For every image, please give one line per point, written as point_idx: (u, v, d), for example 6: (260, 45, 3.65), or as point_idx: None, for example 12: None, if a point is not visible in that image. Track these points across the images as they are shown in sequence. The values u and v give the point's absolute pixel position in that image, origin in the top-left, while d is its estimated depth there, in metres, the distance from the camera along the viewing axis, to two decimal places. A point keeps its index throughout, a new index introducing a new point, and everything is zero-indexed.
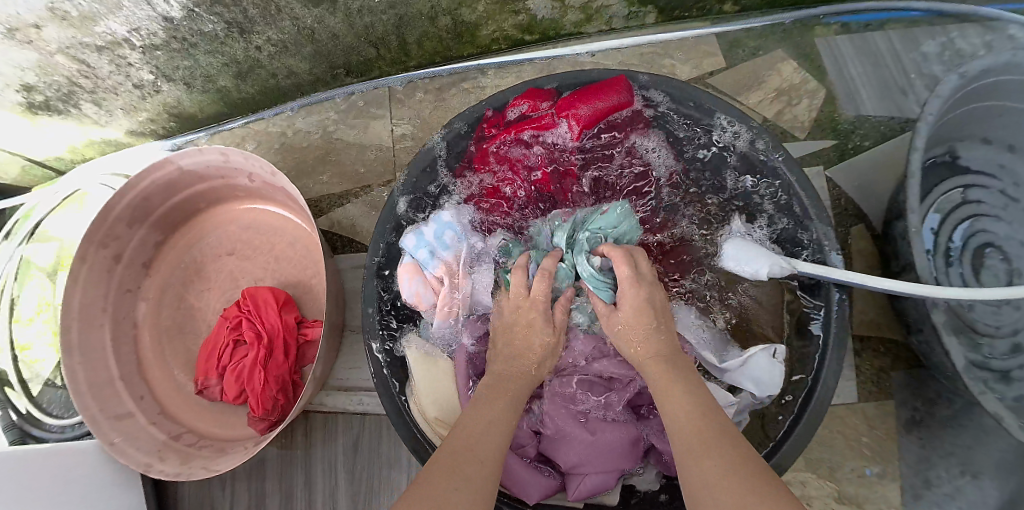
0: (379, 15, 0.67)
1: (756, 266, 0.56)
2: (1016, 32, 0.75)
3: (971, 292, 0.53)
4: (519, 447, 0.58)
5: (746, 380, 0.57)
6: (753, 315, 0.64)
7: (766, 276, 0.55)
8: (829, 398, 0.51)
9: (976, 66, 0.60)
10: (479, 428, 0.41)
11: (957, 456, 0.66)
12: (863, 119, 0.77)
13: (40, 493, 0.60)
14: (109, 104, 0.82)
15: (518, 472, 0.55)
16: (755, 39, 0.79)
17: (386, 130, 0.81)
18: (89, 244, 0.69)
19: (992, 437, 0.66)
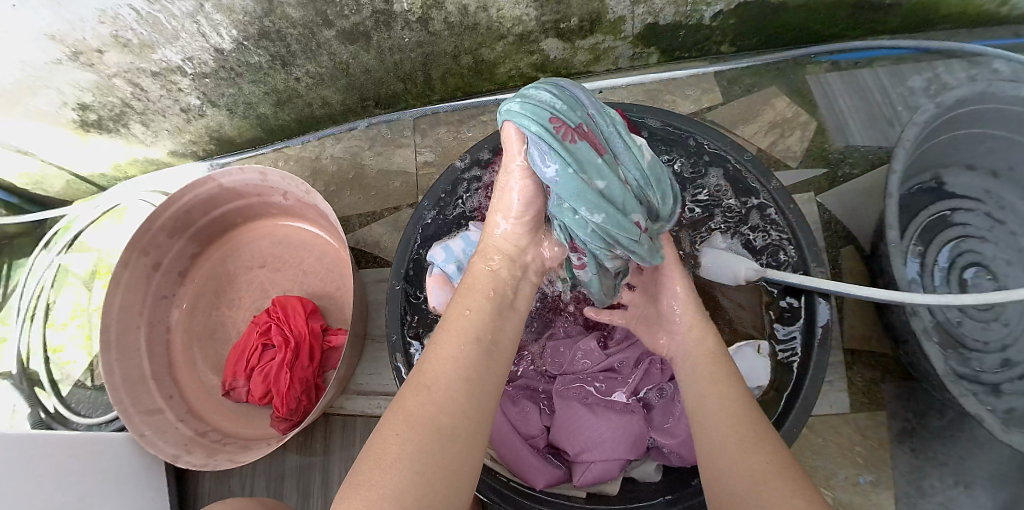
0: (408, 53, 0.75)
1: (733, 270, 0.64)
2: (999, 66, 0.81)
3: (947, 299, 0.58)
4: (529, 437, 0.62)
5: None
6: (737, 318, 0.69)
7: (744, 277, 0.63)
8: (816, 392, 0.54)
9: (950, 97, 0.66)
10: (426, 384, 0.37)
11: (950, 467, 0.69)
12: (852, 149, 0.83)
13: (70, 479, 0.64)
14: (156, 125, 0.89)
15: (530, 456, 0.58)
16: (750, 78, 0.86)
17: (410, 157, 0.87)
18: (132, 252, 0.75)
19: (983, 448, 0.69)
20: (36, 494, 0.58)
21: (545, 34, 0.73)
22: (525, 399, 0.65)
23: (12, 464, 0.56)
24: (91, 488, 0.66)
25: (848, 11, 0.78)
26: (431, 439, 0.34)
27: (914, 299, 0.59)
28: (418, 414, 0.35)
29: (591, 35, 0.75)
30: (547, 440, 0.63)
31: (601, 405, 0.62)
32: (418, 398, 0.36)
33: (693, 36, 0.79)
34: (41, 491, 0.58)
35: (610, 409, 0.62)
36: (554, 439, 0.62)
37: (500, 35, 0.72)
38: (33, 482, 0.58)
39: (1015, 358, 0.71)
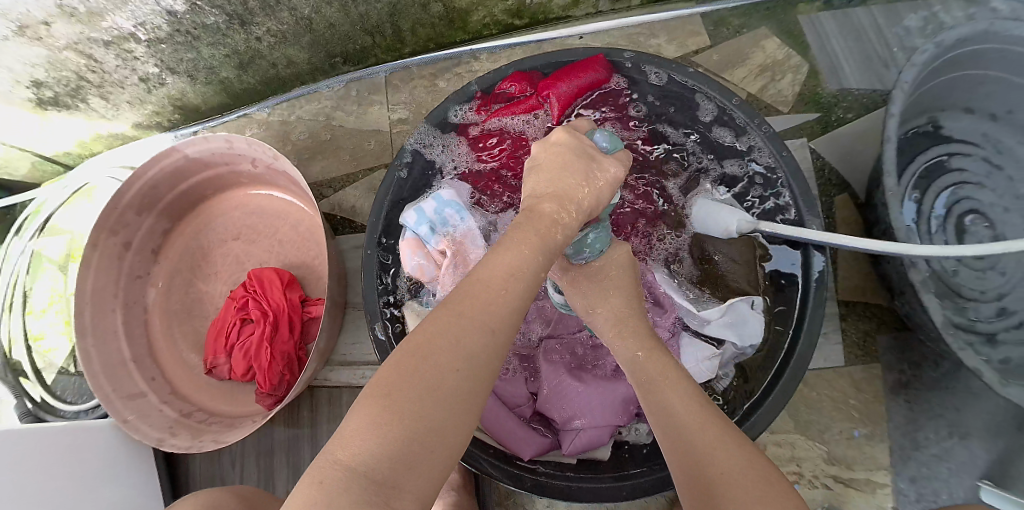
0: (373, 3, 0.70)
1: (726, 224, 0.60)
2: (997, 5, 0.77)
3: (945, 250, 0.55)
4: (516, 406, 0.61)
5: (725, 334, 0.60)
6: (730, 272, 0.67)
7: (736, 231, 0.59)
8: (809, 355, 0.51)
9: (950, 35, 0.62)
10: (493, 324, 0.33)
11: (945, 418, 0.68)
12: (846, 92, 0.79)
13: (58, 466, 0.63)
14: (116, 98, 0.84)
15: (516, 427, 0.57)
16: (739, 18, 0.81)
17: (383, 116, 0.83)
18: (100, 232, 0.72)
19: (978, 398, 0.68)
20: (31, 482, 0.58)
21: None
22: (513, 371, 0.64)
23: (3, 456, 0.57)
24: (81, 475, 0.65)
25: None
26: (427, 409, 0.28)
27: (913, 250, 0.56)
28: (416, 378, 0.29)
29: None
30: (534, 408, 0.61)
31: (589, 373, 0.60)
32: (477, 333, 0.32)
33: None
34: (32, 480, 0.58)
35: (594, 375, 0.60)
36: (541, 407, 0.60)
37: None
38: (27, 471, 0.58)
39: (1011, 306, 0.70)
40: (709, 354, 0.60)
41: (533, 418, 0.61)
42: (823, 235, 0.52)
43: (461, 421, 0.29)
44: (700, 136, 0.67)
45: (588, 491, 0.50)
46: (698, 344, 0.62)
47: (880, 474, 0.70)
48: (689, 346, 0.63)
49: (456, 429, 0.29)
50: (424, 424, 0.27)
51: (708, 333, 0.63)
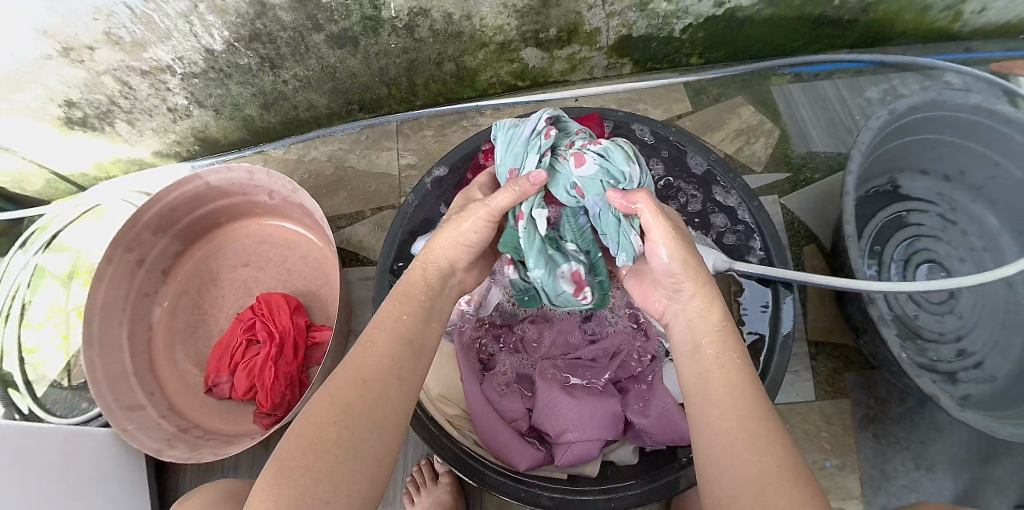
0: (394, 58, 0.78)
1: (703, 262, 0.67)
2: (951, 79, 0.89)
3: (897, 286, 0.64)
4: (514, 421, 0.65)
5: None
6: None
7: (714, 268, 0.66)
8: (784, 372, 0.59)
9: (903, 103, 0.72)
10: (365, 376, 0.38)
11: (912, 450, 0.75)
12: (813, 154, 0.89)
13: (55, 475, 0.64)
14: (141, 124, 0.89)
15: (513, 439, 0.61)
16: (718, 88, 0.92)
17: (392, 160, 0.88)
18: (118, 247, 0.77)
19: (942, 432, 0.75)
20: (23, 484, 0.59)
21: (525, 43, 0.79)
22: (510, 389, 0.68)
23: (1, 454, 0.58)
24: (73, 487, 0.66)
25: (806, 24, 0.86)
26: (313, 461, 0.32)
27: (866, 286, 0.65)
28: (303, 441, 0.33)
29: (569, 45, 0.81)
30: (530, 423, 0.66)
31: (582, 389, 0.65)
32: (356, 390, 0.37)
33: (664, 45, 0.86)
34: (33, 486, 0.60)
35: (586, 391, 0.65)
36: (536, 422, 0.65)
37: (482, 43, 0.77)
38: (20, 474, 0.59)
39: (970, 348, 0.77)
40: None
41: (529, 433, 0.65)
42: (790, 273, 0.62)
43: (354, 472, 0.33)
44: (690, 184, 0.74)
45: (581, 502, 0.55)
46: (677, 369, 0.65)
47: (853, 505, 0.74)
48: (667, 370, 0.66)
49: (352, 480, 0.33)
50: (326, 488, 0.32)
51: None
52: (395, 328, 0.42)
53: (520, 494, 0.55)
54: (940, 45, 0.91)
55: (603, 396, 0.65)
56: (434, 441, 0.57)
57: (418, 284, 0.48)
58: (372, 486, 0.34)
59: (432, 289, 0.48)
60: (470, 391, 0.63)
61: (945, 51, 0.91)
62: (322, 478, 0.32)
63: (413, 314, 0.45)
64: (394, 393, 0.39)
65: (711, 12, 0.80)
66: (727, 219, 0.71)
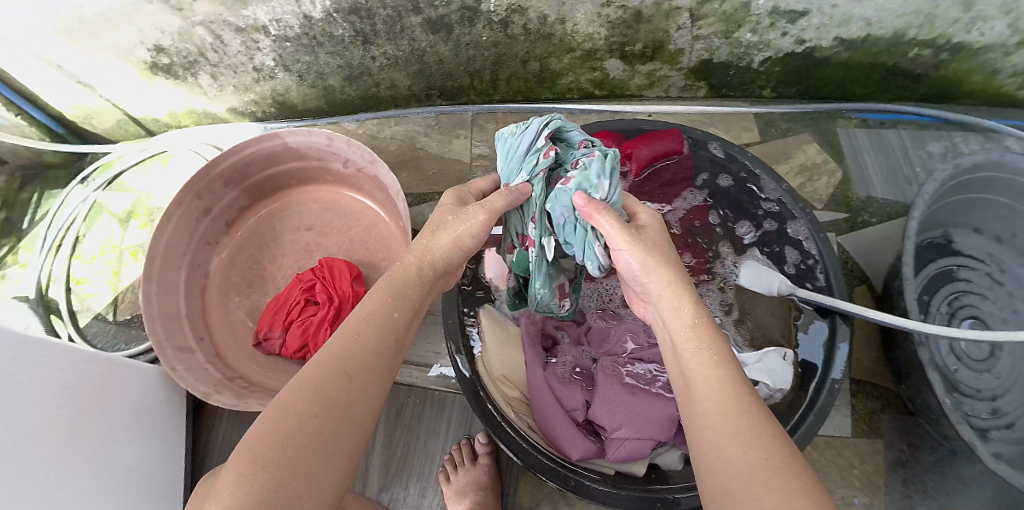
0: (482, 51, 0.80)
1: (768, 285, 0.71)
2: (1012, 144, 0.89)
3: (947, 330, 0.65)
4: (571, 410, 0.67)
5: (759, 373, 0.69)
6: (767, 328, 0.75)
7: (777, 291, 0.70)
8: (833, 400, 0.61)
9: (968, 160, 0.74)
10: (345, 370, 0.39)
11: (937, 499, 0.76)
12: (872, 200, 0.91)
13: (87, 404, 0.64)
14: (224, 80, 0.91)
15: (564, 428, 0.63)
16: (787, 122, 0.94)
17: (465, 148, 0.90)
18: (188, 193, 0.79)
19: (971, 487, 0.76)
20: (61, 413, 0.60)
21: (610, 54, 0.81)
22: (571, 380, 0.69)
23: (48, 382, 0.59)
24: (102, 419, 0.66)
25: (881, 72, 0.86)
26: (286, 449, 0.34)
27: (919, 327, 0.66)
28: (280, 432, 0.35)
29: (652, 61, 0.83)
30: (586, 416, 0.67)
31: (640, 388, 0.67)
32: (336, 382, 0.38)
33: (741, 75, 0.88)
34: (60, 412, 0.60)
35: (644, 392, 0.66)
36: (592, 415, 0.66)
37: (570, 48, 0.80)
38: (62, 402, 0.60)
39: (1004, 408, 0.78)
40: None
41: (584, 425, 0.67)
42: (848, 305, 0.62)
43: (331, 463, 0.35)
44: (758, 211, 0.76)
45: (627, 500, 0.57)
46: None
47: None
48: None
49: (325, 473, 0.35)
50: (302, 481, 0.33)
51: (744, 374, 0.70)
52: (379, 323, 0.45)
53: (563, 481, 0.58)
54: (1003, 109, 0.90)
55: (661, 398, 0.66)
56: (489, 418, 0.61)
57: (405, 279, 0.50)
58: (341, 477, 0.36)
59: (418, 286, 0.50)
60: (533, 374, 0.68)
61: (1010, 116, 0.89)
62: (293, 467, 0.33)
63: (403, 313, 0.47)
64: (370, 385, 0.40)
65: (792, 49, 0.81)
66: (790, 251, 0.73)
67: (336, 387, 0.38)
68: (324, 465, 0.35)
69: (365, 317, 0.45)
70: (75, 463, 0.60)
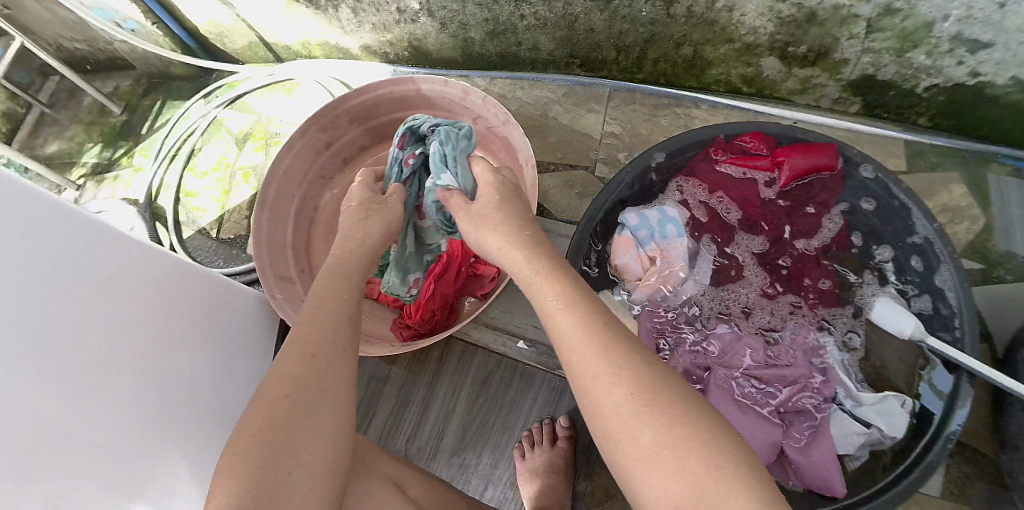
0: (638, 26, 0.77)
1: (901, 327, 0.65)
2: None
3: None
4: None
5: (878, 420, 0.63)
6: (890, 369, 0.70)
7: (907, 336, 0.65)
8: (943, 457, 0.57)
9: None
10: (309, 353, 0.41)
11: None
12: (1011, 256, 0.84)
13: (182, 309, 0.66)
14: (363, 16, 0.90)
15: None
16: (937, 156, 0.87)
17: (596, 124, 0.87)
18: (313, 125, 0.79)
19: None
20: (159, 322, 0.61)
21: (771, 52, 0.76)
22: None
23: (153, 279, 0.61)
24: (191, 325, 0.68)
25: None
26: (276, 435, 0.36)
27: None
28: (267, 420, 0.37)
29: (811, 67, 0.78)
30: None
31: (750, 407, 0.63)
32: (305, 367, 0.40)
33: (901, 99, 0.81)
34: (157, 311, 0.61)
35: (756, 413, 0.63)
36: None
37: (730, 38, 0.75)
38: (159, 312, 0.62)
39: None
40: (858, 431, 0.63)
41: None
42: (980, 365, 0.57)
43: (318, 440, 0.38)
44: (902, 246, 0.69)
45: None
46: (847, 419, 0.64)
47: None
48: (838, 419, 0.65)
49: (310, 445, 0.37)
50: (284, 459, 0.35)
51: (856, 413, 0.65)
52: (343, 302, 0.46)
53: None
54: None
55: (769, 422, 0.62)
56: None
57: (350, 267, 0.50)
58: (330, 453, 0.38)
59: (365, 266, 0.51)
60: None
61: None
62: (285, 457, 0.35)
63: (352, 294, 0.47)
64: (340, 365, 0.42)
65: (963, 80, 0.73)
66: (930, 298, 0.66)
67: (309, 370, 0.40)
68: (314, 453, 0.37)
69: (325, 303, 0.45)
70: (165, 360, 0.62)
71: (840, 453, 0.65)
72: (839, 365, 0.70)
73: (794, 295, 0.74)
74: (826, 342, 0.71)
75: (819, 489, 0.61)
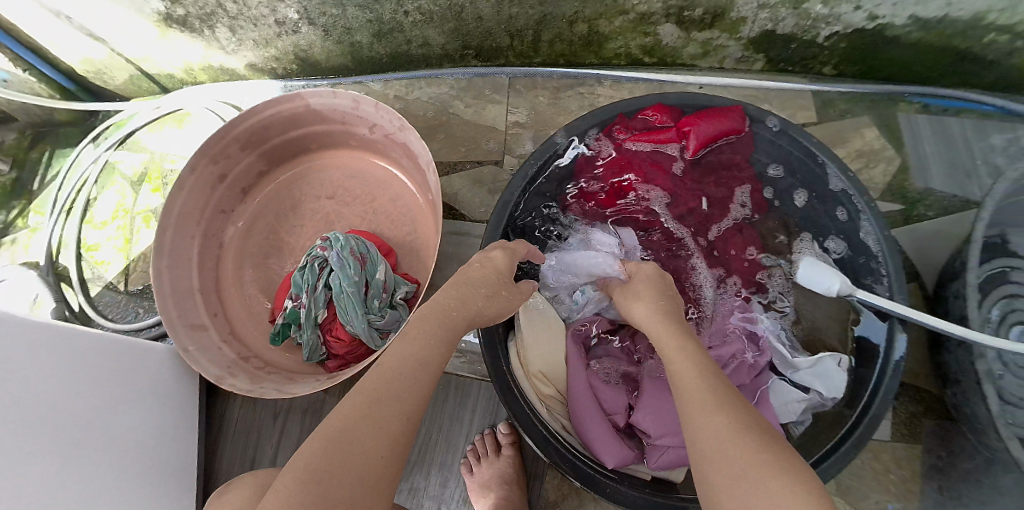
0: (527, 8, 0.73)
1: (828, 283, 0.62)
2: None
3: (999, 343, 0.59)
4: (611, 413, 0.62)
5: (813, 382, 0.63)
6: (821, 327, 0.69)
7: (835, 293, 0.61)
8: (882, 417, 0.54)
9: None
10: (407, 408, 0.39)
11: None
12: (930, 191, 0.84)
13: (98, 382, 0.60)
14: (243, 34, 0.84)
15: (599, 430, 0.58)
16: (846, 103, 0.87)
17: (500, 115, 0.83)
18: (202, 157, 0.73)
19: None
20: (74, 402, 0.56)
21: (666, 19, 0.74)
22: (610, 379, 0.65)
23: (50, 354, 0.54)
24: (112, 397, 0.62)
25: (951, 57, 0.75)
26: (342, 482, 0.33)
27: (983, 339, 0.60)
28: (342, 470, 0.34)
29: (709, 30, 0.76)
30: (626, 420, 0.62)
31: None
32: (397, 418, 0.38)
33: (803, 50, 0.80)
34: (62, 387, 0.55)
35: None
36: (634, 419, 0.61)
37: (622, 10, 0.72)
38: (66, 390, 0.56)
39: None
40: (797, 398, 0.63)
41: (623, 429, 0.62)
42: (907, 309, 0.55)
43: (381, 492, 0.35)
44: (822, 196, 0.66)
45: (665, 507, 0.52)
46: (787, 387, 0.64)
47: None
48: (778, 389, 0.65)
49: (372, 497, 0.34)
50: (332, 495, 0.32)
51: (795, 379, 0.65)
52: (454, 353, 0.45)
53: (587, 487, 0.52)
54: None
55: None
56: (520, 409, 0.55)
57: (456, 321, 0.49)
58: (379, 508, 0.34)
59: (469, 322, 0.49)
60: (574, 373, 0.63)
61: None
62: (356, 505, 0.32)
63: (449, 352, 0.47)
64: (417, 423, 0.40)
65: (862, 25, 0.72)
66: (843, 239, 0.66)
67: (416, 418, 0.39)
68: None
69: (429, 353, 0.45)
70: (79, 436, 0.56)
71: (784, 422, 0.64)
72: (776, 333, 0.68)
73: (722, 267, 0.73)
74: (758, 310, 0.71)
75: None
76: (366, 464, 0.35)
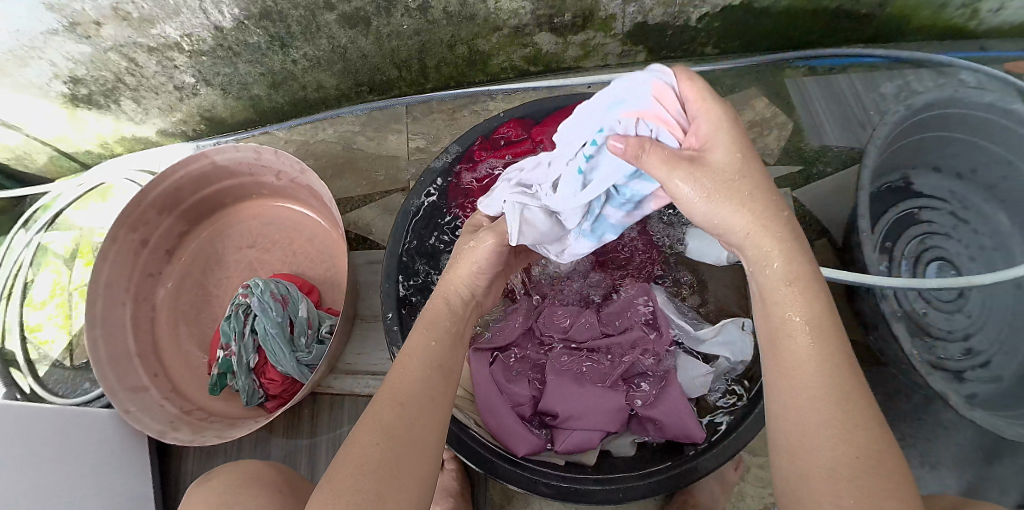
0: (405, 39, 0.76)
1: (715, 255, 0.69)
2: (965, 77, 0.85)
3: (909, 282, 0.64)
4: (517, 405, 0.65)
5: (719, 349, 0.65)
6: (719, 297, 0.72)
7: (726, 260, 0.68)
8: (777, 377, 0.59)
9: (922, 99, 0.70)
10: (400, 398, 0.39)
11: (918, 448, 0.72)
12: (825, 148, 0.88)
13: (39, 455, 0.61)
14: (147, 103, 0.87)
15: (512, 426, 0.62)
16: (732, 79, 0.91)
17: (401, 143, 0.88)
18: (121, 227, 0.76)
19: (949, 430, 0.72)
20: (20, 476, 0.57)
21: (539, 28, 0.77)
22: (518, 373, 0.68)
23: None
24: (54, 468, 0.63)
25: (825, 17, 0.82)
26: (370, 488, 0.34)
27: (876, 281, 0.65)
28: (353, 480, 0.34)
29: (582, 31, 0.79)
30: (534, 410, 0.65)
31: (588, 379, 0.65)
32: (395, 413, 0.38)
33: (679, 36, 0.85)
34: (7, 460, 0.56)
35: (595, 384, 0.64)
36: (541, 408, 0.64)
37: (495, 27, 0.76)
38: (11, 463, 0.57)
39: (977, 347, 0.76)
40: (704, 371, 0.65)
41: (532, 418, 0.65)
42: None
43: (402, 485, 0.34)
44: None
45: (578, 490, 0.56)
46: (694, 361, 0.66)
47: None
48: (685, 363, 0.67)
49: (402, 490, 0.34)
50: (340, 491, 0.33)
51: (703, 351, 0.67)
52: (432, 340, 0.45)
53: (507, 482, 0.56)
54: (959, 41, 0.85)
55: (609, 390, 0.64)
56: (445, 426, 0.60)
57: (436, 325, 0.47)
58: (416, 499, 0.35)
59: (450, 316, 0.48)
60: (478, 374, 0.65)
61: (964, 48, 0.85)
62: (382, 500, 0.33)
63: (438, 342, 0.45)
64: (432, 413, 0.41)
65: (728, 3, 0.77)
66: None
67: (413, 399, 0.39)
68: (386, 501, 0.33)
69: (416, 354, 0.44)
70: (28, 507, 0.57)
71: (695, 395, 0.66)
72: (677, 310, 0.71)
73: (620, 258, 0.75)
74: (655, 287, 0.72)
75: (678, 439, 0.61)
76: (387, 475, 0.34)
